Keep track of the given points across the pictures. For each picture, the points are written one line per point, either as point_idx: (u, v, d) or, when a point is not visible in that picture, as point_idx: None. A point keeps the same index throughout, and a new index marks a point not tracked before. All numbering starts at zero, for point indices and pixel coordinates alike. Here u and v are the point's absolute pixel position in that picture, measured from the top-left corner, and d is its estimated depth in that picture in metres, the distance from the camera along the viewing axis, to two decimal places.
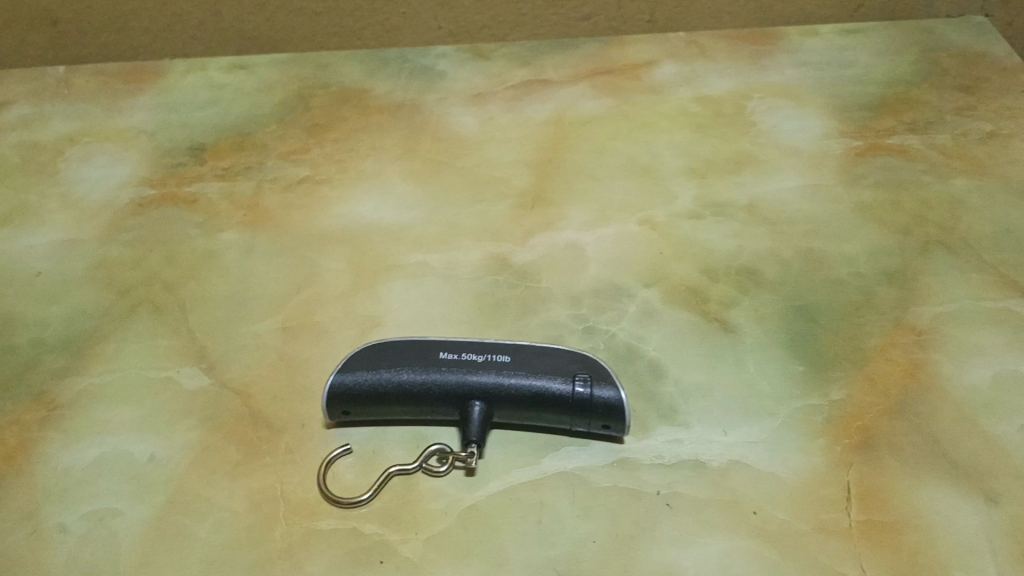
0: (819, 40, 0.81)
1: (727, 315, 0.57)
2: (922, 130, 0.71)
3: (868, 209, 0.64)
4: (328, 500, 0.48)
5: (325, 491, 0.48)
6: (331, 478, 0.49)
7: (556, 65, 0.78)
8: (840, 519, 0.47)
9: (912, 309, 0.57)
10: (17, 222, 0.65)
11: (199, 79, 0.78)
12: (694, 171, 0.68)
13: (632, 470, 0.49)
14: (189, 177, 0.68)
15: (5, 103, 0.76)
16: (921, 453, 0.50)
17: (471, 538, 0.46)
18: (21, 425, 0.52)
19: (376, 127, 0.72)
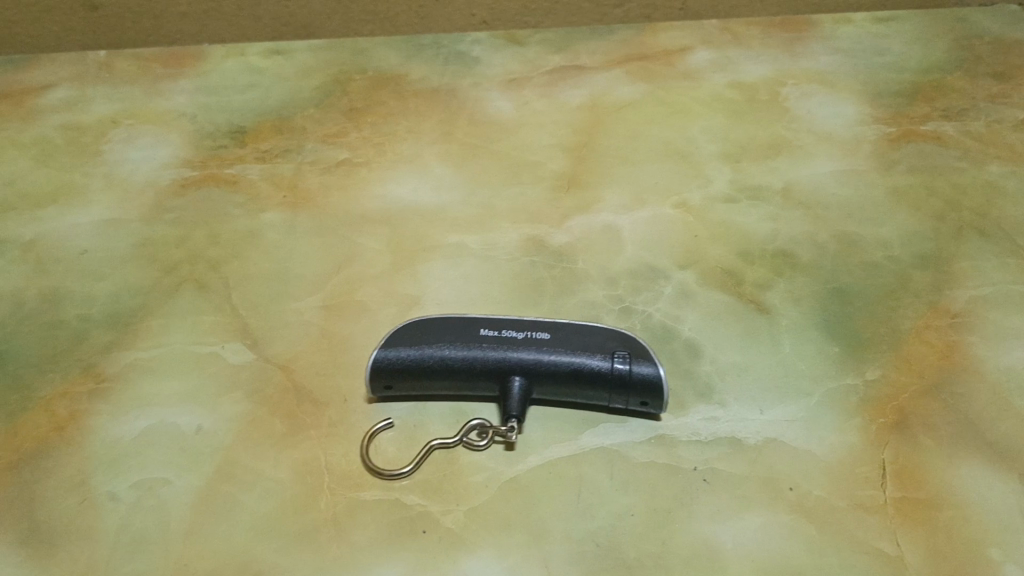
0: (853, 28, 0.81)
1: (763, 297, 0.58)
2: (957, 116, 0.71)
3: (902, 194, 0.65)
4: (371, 471, 0.49)
5: (368, 463, 0.49)
6: (374, 450, 0.50)
7: (590, 51, 0.79)
8: (877, 496, 0.47)
9: (947, 292, 0.58)
10: (62, 201, 0.67)
11: (238, 63, 0.79)
12: (728, 155, 0.68)
13: (670, 447, 0.50)
14: (229, 159, 0.69)
15: (48, 85, 0.77)
16: (957, 433, 0.50)
17: (512, 510, 0.47)
18: (71, 396, 0.53)
19: (413, 112, 0.73)
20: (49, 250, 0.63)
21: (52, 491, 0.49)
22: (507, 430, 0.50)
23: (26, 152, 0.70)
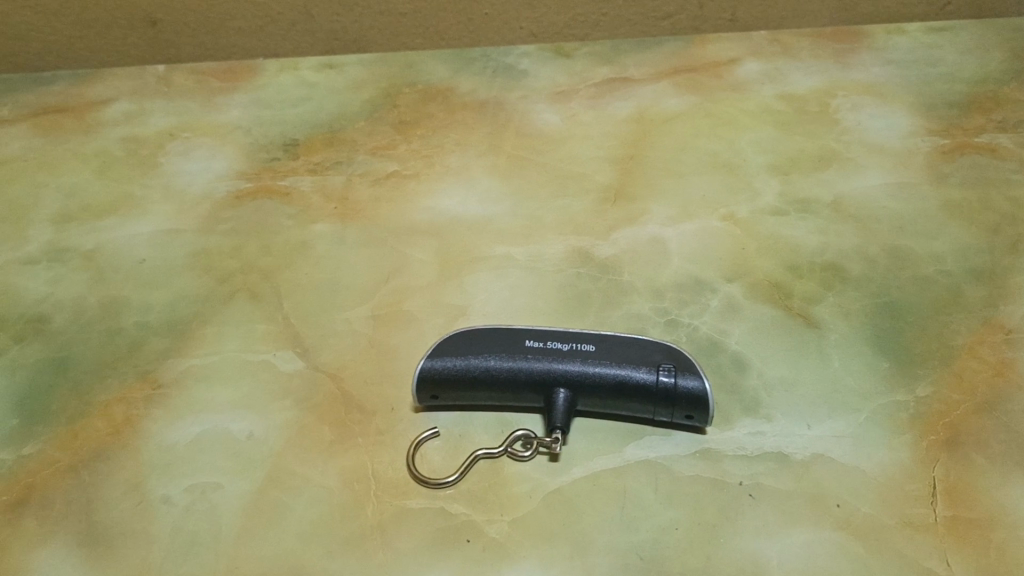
0: (906, 38, 0.80)
1: (811, 311, 0.57)
2: (1013, 128, 0.70)
3: (955, 207, 0.64)
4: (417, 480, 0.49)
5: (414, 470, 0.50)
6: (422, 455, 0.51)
7: (638, 63, 0.79)
8: (927, 514, 0.47)
9: (1001, 308, 0.57)
10: (122, 212, 0.69)
11: (291, 78, 0.81)
12: (777, 168, 0.68)
13: (715, 461, 0.50)
14: (283, 171, 0.71)
15: (110, 99, 0.80)
16: (1010, 452, 0.49)
17: (556, 521, 0.47)
18: (128, 401, 0.55)
19: (461, 124, 0.74)
20: (109, 260, 0.65)
21: (109, 494, 0.50)
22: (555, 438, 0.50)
23: (88, 165, 0.73)
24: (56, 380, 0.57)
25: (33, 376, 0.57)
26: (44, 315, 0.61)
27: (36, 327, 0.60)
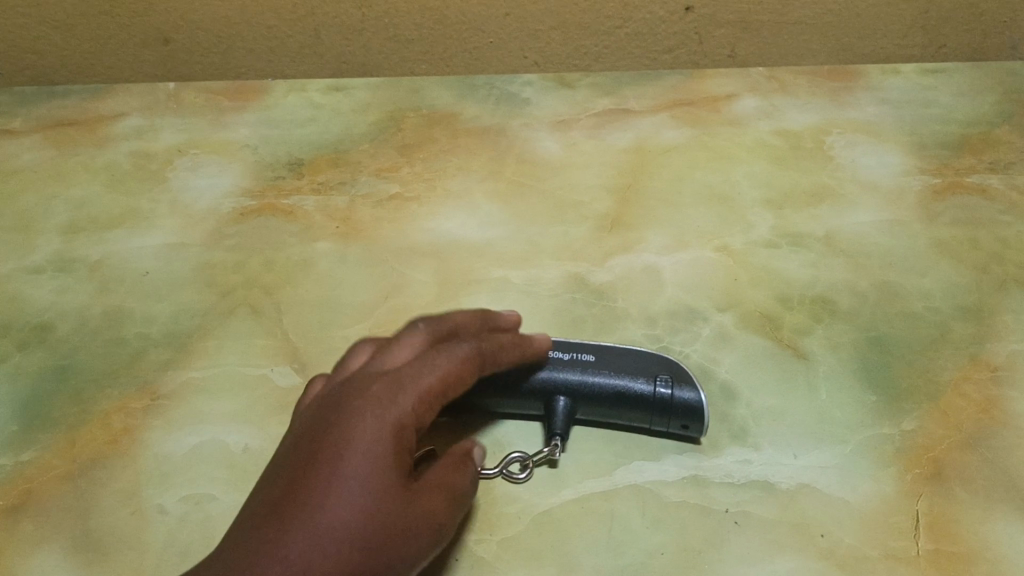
0: (901, 79, 0.82)
1: (801, 343, 0.58)
2: (1004, 170, 0.71)
3: (945, 245, 0.65)
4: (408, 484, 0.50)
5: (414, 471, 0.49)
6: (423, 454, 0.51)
7: (639, 95, 0.81)
8: (910, 547, 0.48)
9: (988, 345, 0.58)
10: (128, 225, 0.70)
11: (299, 98, 0.82)
12: (771, 202, 0.69)
13: (702, 487, 0.51)
14: (287, 190, 0.72)
15: (120, 114, 0.81)
16: (992, 487, 0.50)
17: (544, 542, 0.48)
18: (128, 411, 0.56)
19: (464, 149, 0.76)
20: (114, 271, 0.66)
21: (106, 501, 0.51)
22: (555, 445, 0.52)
23: (97, 178, 0.74)
24: (58, 388, 0.58)
25: (35, 384, 0.58)
26: (48, 324, 0.62)
27: (40, 335, 0.61)
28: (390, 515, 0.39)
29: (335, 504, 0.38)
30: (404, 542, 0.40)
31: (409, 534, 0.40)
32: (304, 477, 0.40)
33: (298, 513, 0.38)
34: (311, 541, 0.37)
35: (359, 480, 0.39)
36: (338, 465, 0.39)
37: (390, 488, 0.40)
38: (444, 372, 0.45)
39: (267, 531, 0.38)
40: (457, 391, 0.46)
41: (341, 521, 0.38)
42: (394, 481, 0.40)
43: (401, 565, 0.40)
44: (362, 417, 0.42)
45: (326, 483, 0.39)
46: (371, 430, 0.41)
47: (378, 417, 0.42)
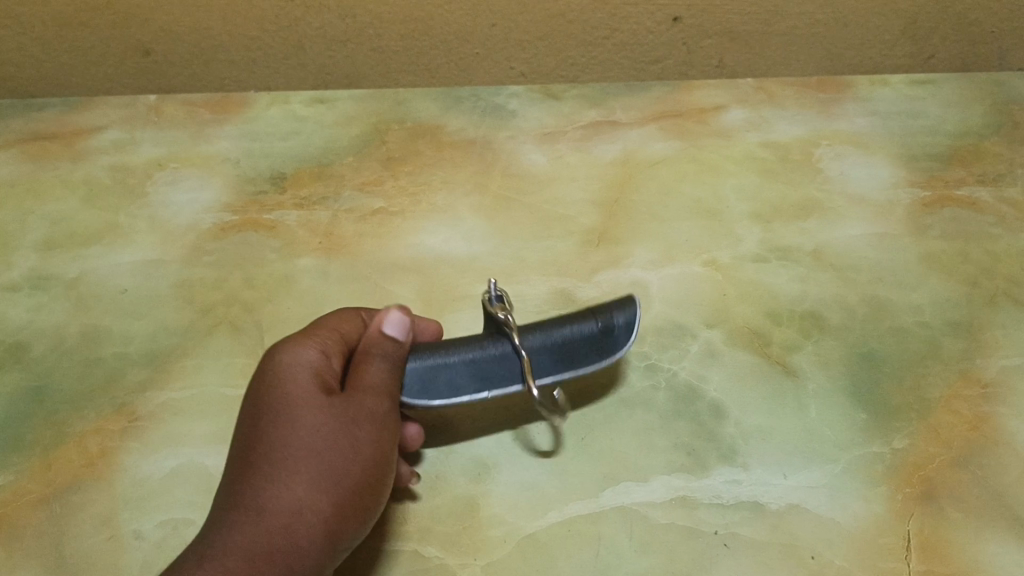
0: (889, 89, 0.81)
1: (790, 359, 0.57)
2: (992, 182, 0.71)
3: (935, 258, 0.64)
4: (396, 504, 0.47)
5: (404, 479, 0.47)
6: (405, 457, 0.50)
7: (626, 106, 0.80)
8: (900, 569, 0.47)
9: (978, 361, 0.57)
10: (106, 240, 0.69)
11: (282, 110, 0.81)
12: (759, 215, 0.69)
13: (691, 508, 0.50)
14: (269, 204, 0.71)
15: (98, 126, 0.79)
16: (982, 507, 0.50)
17: (529, 567, 0.47)
18: (104, 433, 0.55)
19: (449, 162, 0.75)
20: (91, 289, 0.65)
21: (80, 527, 0.50)
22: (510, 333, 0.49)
23: (75, 193, 0.73)
24: (32, 410, 0.56)
25: (8, 405, 0.57)
26: (23, 343, 0.61)
27: (15, 355, 0.60)
28: (327, 428, 0.43)
29: (286, 444, 0.43)
30: (355, 441, 0.44)
31: (356, 433, 0.44)
32: (250, 438, 0.44)
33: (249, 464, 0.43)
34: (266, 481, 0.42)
35: (297, 416, 0.43)
36: (277, 417, 0.44)
37: (317, 410, 0.44)
38: (340, 321, 0.49)
39: (239, 489, 0.42)
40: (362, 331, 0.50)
41: (283, 451, 0.43)
42: (321, 404, 0.44)
43: (364, 458, 0.44)
44: (282, 368, 0.46)
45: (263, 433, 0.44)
46: (295, 376, 0.45)
47: (295, 360, 0.46)
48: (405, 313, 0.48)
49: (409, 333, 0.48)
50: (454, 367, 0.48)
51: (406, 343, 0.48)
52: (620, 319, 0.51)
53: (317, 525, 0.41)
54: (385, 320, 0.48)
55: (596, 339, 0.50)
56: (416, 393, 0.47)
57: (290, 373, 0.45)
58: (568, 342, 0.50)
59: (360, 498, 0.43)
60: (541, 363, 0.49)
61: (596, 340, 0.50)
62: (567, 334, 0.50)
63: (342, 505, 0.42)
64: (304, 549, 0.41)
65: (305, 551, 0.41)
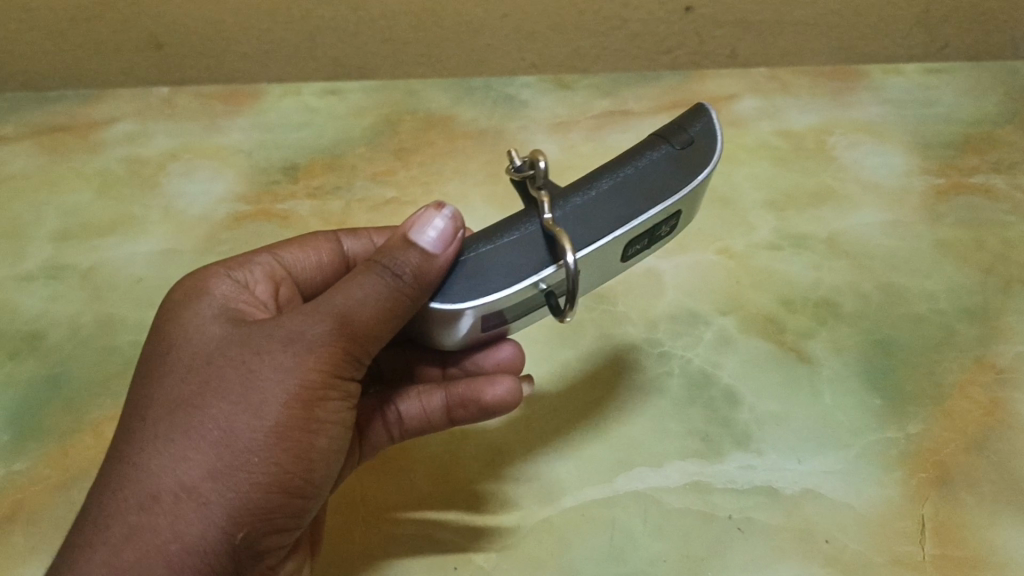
0: (903, 79, 0.81)
1: (805, 346, 0.57)
2: (1007, 169, 0.71)
3: (949, 246, 0.64)
4: (483, 410, 0.46)
5: (475, 382, 0.46)
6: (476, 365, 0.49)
7: (637, 97, 0.80)
8: (916, 553, 0.47)
9: (994, 347, 0.57)
10: (121, 231, 0.69)
11: (295, 103, 0.81)
12: (773, 203, 0.68)
13: (705, 494, 0.50)
14: (282, 194, 0.71)
15: (112, 119, 0.80)
16: (998, 492, 0.50)
17: (544, 551, 0.47)
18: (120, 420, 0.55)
19: (460, 153, 0.75)
20: (106, 278, 0.65)
21: None
22: (537, 193, 0.36)
23: (89, 184, 0.73)
24: (49, 398, 0.57)
25: (26, 394, 0.57)
26: (39, 332, 0.61)
27: (31, 344, 0.60)
28: (220, 376, 0.38)
29: (162, 400, 0.38)
30: (254, 387, 0.37)
31: (259, 376, 0.37)
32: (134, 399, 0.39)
33: (134, 420, 0.38)
34: (140, 449, 0.37)
35: (182, 366, 0.39)
36: (162, 368, 0.39)
37: (214, 355, 0.39)
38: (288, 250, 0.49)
39: (112, 456, 0.37)
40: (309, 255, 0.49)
41: (158, 409, 0.38)
42: (217, 345, 0.39)
43: (255, 400, 0.37)
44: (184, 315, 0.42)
45: (154, 383, 0.39)
46: (190, 324, 0.41)
47: (201, 305, 0.42)
48: (450, 221, 0.37)
49: (451, 243, 0.36)
50: (491, 259, 0.35)
51: (445, 254, 0.36)
52: (699, 126, 0.38)
53: (197, 505, 0.36)
54: (419, 223, 0.37)
55: (678, 160, 0.37)
56: (462, 297, 0.35)
57: (189, 321, 0.41)
58: (641, 178, 0.36)
59: (262, 461, 0.36)
60: (618, 212, 0.35)
61: (677, 163, 0.36)
62: (639, 167, 0.36)
63: (233, 476, 0.36)
64: (180, 537, 0.35)
65: (184, 540, 0.35)
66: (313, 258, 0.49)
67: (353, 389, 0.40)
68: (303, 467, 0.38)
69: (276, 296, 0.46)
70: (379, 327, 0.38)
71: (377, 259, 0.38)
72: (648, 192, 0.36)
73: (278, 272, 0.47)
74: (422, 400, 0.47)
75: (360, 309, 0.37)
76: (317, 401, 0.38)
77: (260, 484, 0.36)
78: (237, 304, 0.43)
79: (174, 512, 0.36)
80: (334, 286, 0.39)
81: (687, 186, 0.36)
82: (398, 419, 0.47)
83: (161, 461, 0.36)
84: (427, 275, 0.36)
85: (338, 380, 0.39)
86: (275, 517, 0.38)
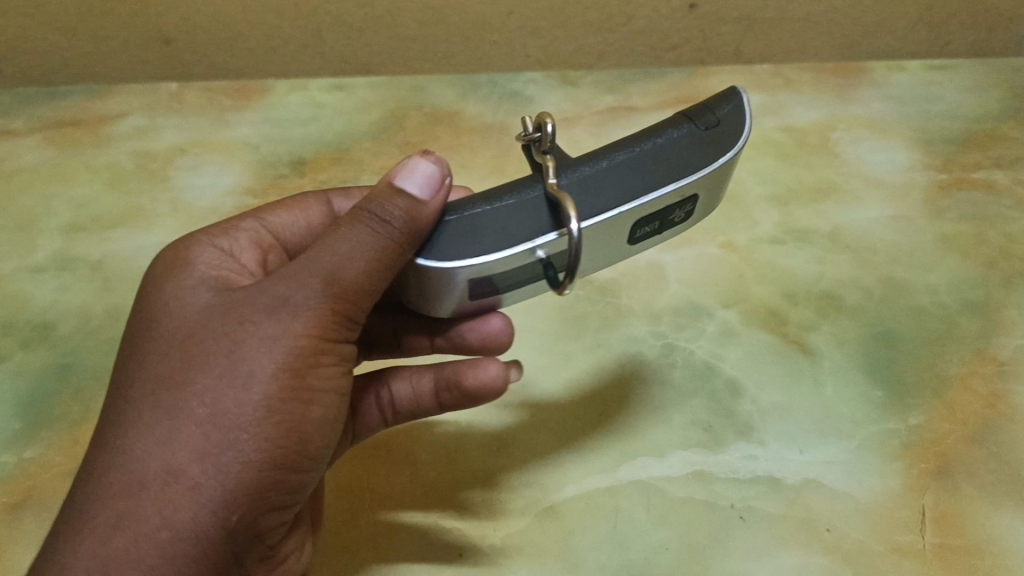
0: (906, 75, 0.82)
1: (807, 338, 0.58)
2: (1009, 165, 0.71)
3: (951, 240, 0.65)
4: (467, 394, 0.46)
5: (461, 365, 0.46)
6: (466, 347, 0.48)
7: (642, 92, 0.80)
8: (916, 541, 0.47)
9: (994, 340, 0.58)
10: (130, 223, 0.70)
11: (302, 98, 0.82)
12: (776, 197, 0.69)
13: (708, 483, 0.50)
14: (290, 188, 0.72)
15: (121, 113, 0.81)
16: (998, 482, 0.50)
17: (548, 538, 0.48)
18: None
19: (466, 147, 0.75)
20: (115, 270, 0.66)
21: None
22: (541, 157, 0.35)
23: (99, 178, 0.74)
24: (59, 387, 0.57)
25: (37, 383, 0.58)
26: (50, 323, 0.62)
27: (42, 334, 0.61)
28: (204, 351, 0.36)
29: (143, 381, 0.37)
30: (241, 360, 0.36)
31: (245, 349, 0.36)
32: (115, 381, 0.38)
33: (119, 402, 0.37)
34: (123, 433, 0.36)
35: (161, 345, 0.37)
36: (142, 348, 0.38)
37: (198, 328, 0.37)
38: (274, 214, 0.49)
39: (96, 443, 0.36)
40: (297, 218, 0.49)
41: (140, 390, 0.37)
42: (198, 318, 0.38)
43: (240, 373, 0.36)
44: (162, 292, 0.40)
45: (137, 362, 0.38)
46: (169, 300, 0.39)
47: (180, 278, 0.41)
48: (437, 168, 0.36)
49: (439, 190, 0.36)
50: (485, 219, 0.34)
51: (434, 202, 0.35)
52: (728, 108, 0.37)
53: (187, 489, 0.34)
54: (405, 168, 0.36)
55: (701, 141, 0.36)
56: (454, 257, 0.34)
57: (167, 296, 0.40)
58: (660, 154, 0.35)
59: (253, 438, 0.35)
60: (631, 185, 0.34)
61: (699, 142, 0.36)
62: (659, 142, 0.35)
63: (223, 455, 0.35)
64: (170, 522, 0.34)
65: (176, 525, 0.34)
66: (303, 221, 0.50)
67: (346, 354, 0.39)
68: (298, 440, 0.37)
69: (264, 261, 0.46)
70: (367, 284, 0.36)
71: (364, 206, 0.37)
72: (665, 169, 0.35)
73: (266, 238, 0.48)
74: (412, 383, 0.47)
75: (345, 266, 0.36)
76: (307, 369, 0.37)
77: (253, 462, 0.35)
78: (220, 273, 0.42)
79: (162, 499, 0.34)
80: (318, 242, 0.37)
81: (704, 169, 0.35)
82: (389, 400, 0.48)
83: (146, 445, 0.35)
84: (418, 223, 0.34)
85: (330, 344, 0.37)
86: (271, 495, 0.37)
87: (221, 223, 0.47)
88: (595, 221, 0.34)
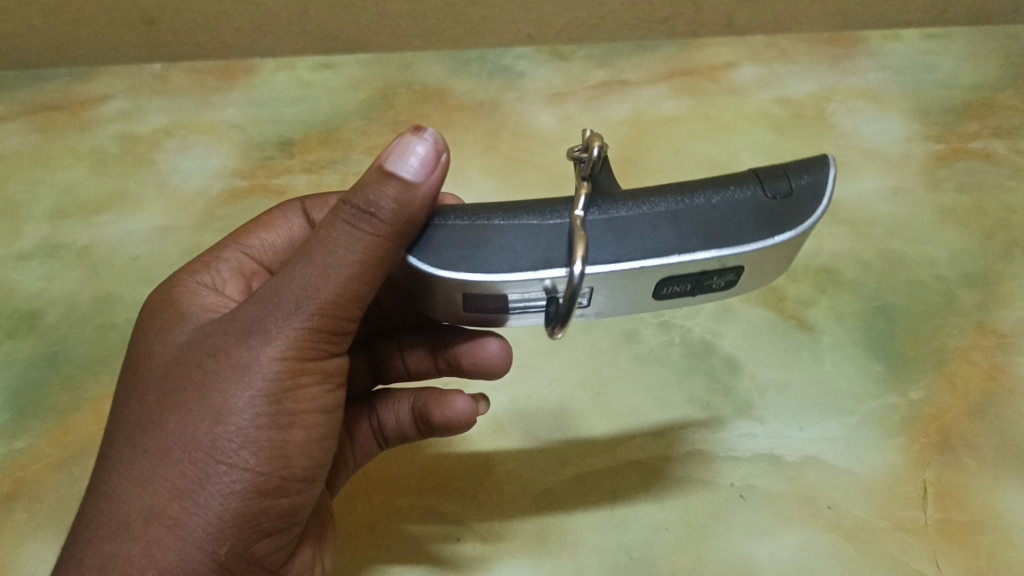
0: (901, 44, 0.81)
1: (805, 314, 0.57)
2: (1007, 135, 0.70)
3: (949, 211, 0.64)
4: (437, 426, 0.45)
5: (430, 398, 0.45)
6: (462, 370, 0.47)
7: (635, 66, 0.79)
8: (918, 517, 0.47)
9: (994, 312, 0.57)
10: (115, 209, 0.69)
11: (288, 77, 0.80)
12: None
13: (708, 462, 0.50)
14: (278, 169, 0.71)
15: (105, 96, 0.79)
16: (999, 455, 0.50)
17: (545, 521, 0.48)
18: None
19: (457, 125, 0.74)
20: (102, 256, 0.65)
21: None
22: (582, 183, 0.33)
23: (83, 162, 0.73)
24: (48, 376, 0.56)
25: (25, 372, 0.57)
26: (36, 311, 0.61)
27: (29, 322, 0.60)
28: (179, 387, 0.35)
29: (123, 424, 0.36)
30: (214, 392, 0.34)
31: (218, 380, 0.35)
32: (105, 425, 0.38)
33: (104, 449, 0.36)
34: (105, 477, 0.35)
35: (141, 386, 0.37)
36: (125, 391, 0.37)
37: (174, 365, 0.36)
38: (253, 233, 0.48)
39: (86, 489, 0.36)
40: (275, 238, 0.48)
41: (120, 433, 0.36)
42: (176, 354, 0.37)
43: (214, 406, 0.34)
44: (146, 331, 0.40)
45: (122, 406, 0.37)
46: (151, 339, 0.39)
47: (162, 316, 0.40)
48: (431, 146, 0.35)
49: (435, 169, 0.34)
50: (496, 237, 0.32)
51: (428, 181, 0.34)
52: (808, 179, 0.33)
53: (168, 527, 0.34)
54: (396, 151, 0.34)
55: (765, 210, 0.32)
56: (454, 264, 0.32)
57: (151, 334, 0.39)
58: (710, 213, 0.32)
59: (231, 468, 0.34)
60: (666, 239, 0.31)
61: (761, 211, 0.32)
62: (714, 200, 0.32)
63: (202, 490, 0.34)
64: (155, 562, 0.33)
65: (160, 564, 0.33)
66: (283, 237, 0.49)
67: (335, 368, 0.37)
68: (282, 465, 0.35)
69: (249, 288, 0.45)
70: (348, 290, 0.35)
71: (344, 204, 0.35)
72: (711, 232, 0.31)
73: (251, 266, 0.47)
74: (394, 411, 0.47)
75: (325, 276, 0.34)
76: (288, 392, 0.35)
77: (235, 492, 0.34)
78: (202, 306, 0.40)
79: (146, 539, 0.34)
80: (296, 254, 0.36)
81: (755, 242, 0.31)
82: (378, 426, 0.47)
83: (125, 487, 0.34)
84: (410, 206, 0.33)
85: (313, 362, 0.36)
86: (260, 522, 0.36)
87: (203, 255, 0.46)
88: (609, 268, 0.31)
